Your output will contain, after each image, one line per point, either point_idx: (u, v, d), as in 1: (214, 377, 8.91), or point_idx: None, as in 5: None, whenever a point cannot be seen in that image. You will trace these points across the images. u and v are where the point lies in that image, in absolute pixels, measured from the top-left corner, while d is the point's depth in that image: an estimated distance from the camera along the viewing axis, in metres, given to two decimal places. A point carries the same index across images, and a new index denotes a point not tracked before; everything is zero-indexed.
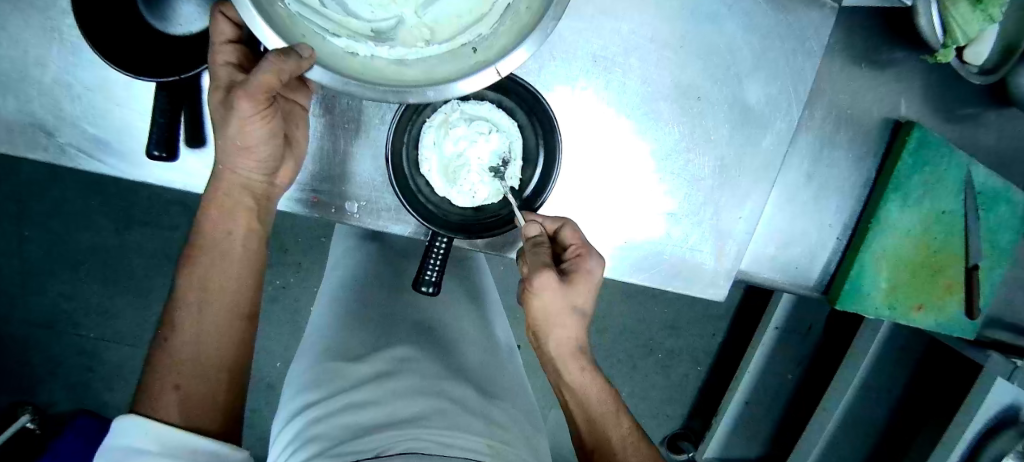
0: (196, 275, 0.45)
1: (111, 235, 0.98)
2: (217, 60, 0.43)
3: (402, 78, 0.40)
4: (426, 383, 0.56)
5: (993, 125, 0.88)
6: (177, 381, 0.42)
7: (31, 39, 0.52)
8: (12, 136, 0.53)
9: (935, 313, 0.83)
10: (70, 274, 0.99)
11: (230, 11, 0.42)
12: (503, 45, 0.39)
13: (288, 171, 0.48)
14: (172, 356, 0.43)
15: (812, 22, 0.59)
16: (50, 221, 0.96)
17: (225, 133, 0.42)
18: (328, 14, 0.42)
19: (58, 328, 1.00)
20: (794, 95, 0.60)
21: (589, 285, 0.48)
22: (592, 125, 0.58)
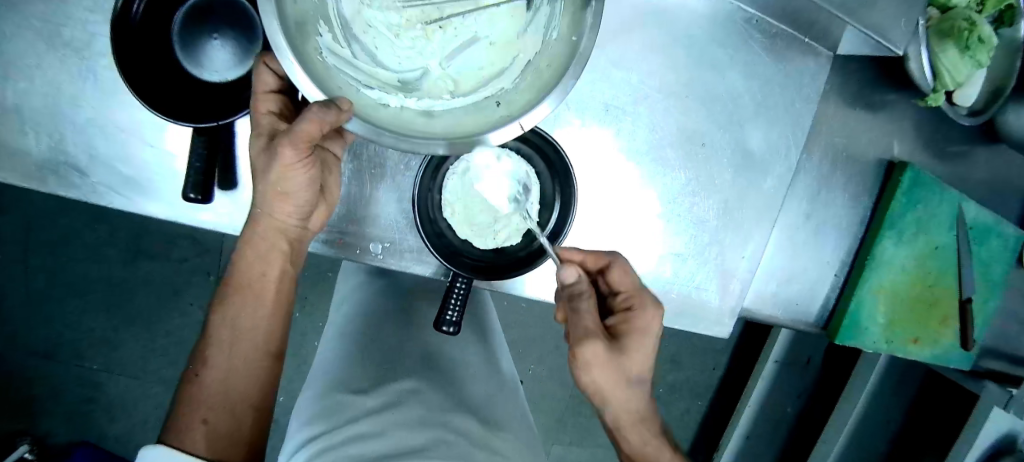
0: (226, 314, 0.47)
1: (119, 267, 0.99)
2: (261, 109, 0.45)
3: (431, 130, 0.42)
4: (431, 414, 0.57)
5: (982, 161, 0.92)
6: (205, 416, 0.44)
7: (69, 82, 0.55)
8: (46, 175, 0.55)
9: (931, 346, 0.86)
10: (76, 302, 0.99)
11: (274, 63, 0.45)
12: (524, 102, 0.42)
13: (322, 214, 0.50)
14: (203, 391, 0.45)
15: (808, 70, 0.63)
16: (60, 250, 0.98)
17: (266, 178, 0.44)
18: (360, 65, 0.46)
19: (62, 357, 1.00)
20: (792, 139, 0.63)
21: (647, 342, 0.47)
22: (602, 169, 0.61)
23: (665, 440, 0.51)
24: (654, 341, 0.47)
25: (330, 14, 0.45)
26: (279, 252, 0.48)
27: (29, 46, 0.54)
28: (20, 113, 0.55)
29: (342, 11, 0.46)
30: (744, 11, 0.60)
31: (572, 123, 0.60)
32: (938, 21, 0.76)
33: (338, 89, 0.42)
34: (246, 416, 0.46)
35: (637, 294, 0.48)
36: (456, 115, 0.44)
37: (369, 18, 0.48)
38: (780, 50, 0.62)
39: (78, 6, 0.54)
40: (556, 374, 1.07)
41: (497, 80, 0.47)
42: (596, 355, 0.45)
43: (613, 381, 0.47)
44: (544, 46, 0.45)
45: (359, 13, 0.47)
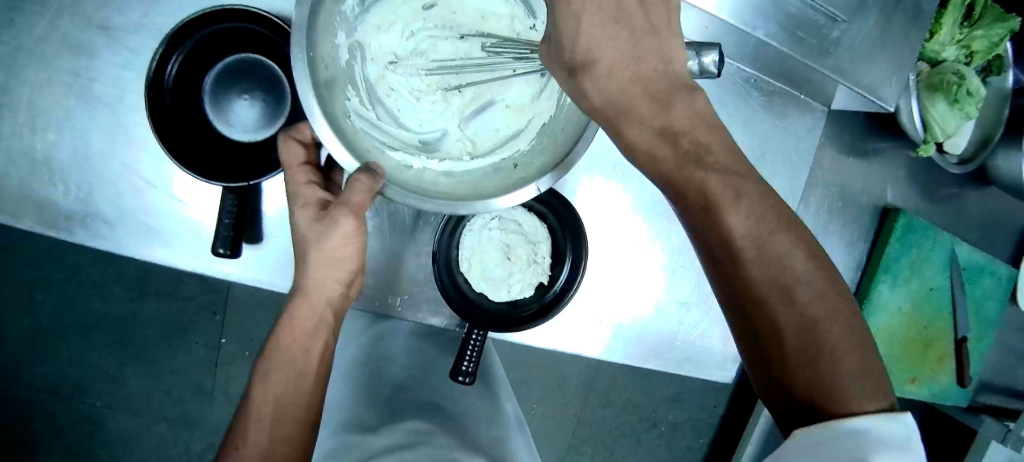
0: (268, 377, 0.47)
1: (125, 305, 1.00)
2: (299, 181, 0.48)
3: (454, 191, 0.45)
4: (440, 452, 0.56)
5: (973, 202, 0.95)
6: None
7: (98, 137, 0.57)
8: (73, 226, 0.57)
9: (928, 385, 0.90)
10: (80, 340, 0.99)
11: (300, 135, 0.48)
12: (543, 163, 0.45)
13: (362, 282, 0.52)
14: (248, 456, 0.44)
15: (804, 124, 0.66)
16: (67, 287, 0.98)
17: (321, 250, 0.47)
18: (384, 127, 0.49)
19: (64, 394, 1.00)
20: (789, 192, 0.67)
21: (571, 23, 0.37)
22: (610, 222, 0.63)
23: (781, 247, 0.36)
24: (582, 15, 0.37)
25: (357, 80, 0.48)
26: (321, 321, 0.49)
27: (61, 102, 0.56)
28: (49, 165, 0.57)
29: (366, 75, 0.49)
30: (743, 71, 0.64)
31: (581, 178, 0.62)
32: (928, 75, 0.80)
33: (367, 152, 0.45)
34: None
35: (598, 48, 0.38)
36: (475, 176, 0.48)
37: (393, 82, 0.51)
38: (777, 106, 0.65)
39: (110, 64, 0.57)
40: (557, 412, 1.08)
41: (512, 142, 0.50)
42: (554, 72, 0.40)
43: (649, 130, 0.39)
44: (558, 111, 0.49)
45: (383, 77, 0.51)
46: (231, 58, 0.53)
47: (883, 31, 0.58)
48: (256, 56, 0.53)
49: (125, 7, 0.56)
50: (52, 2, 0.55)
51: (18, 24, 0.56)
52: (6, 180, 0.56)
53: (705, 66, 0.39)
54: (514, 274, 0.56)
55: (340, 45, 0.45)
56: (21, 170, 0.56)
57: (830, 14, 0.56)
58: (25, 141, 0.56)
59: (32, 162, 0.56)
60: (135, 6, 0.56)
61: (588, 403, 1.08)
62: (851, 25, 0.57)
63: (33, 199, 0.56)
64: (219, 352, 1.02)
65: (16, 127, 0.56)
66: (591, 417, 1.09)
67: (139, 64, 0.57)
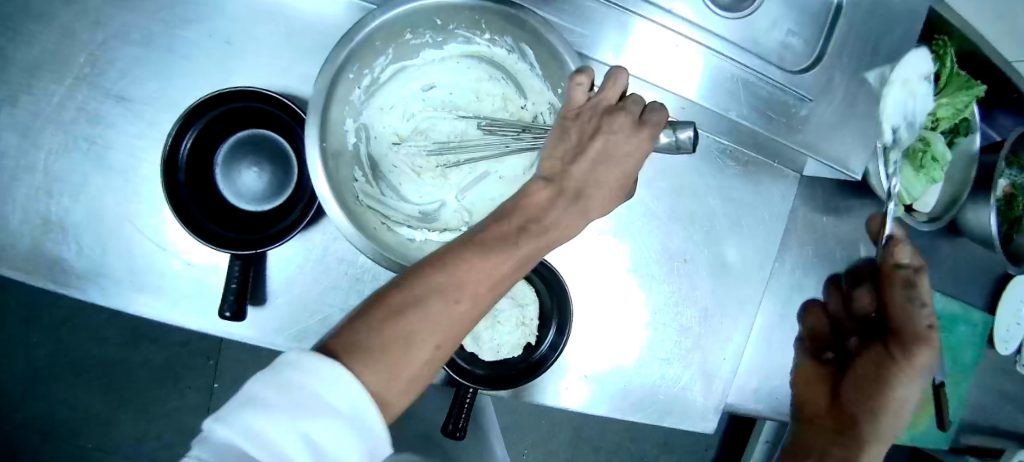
0: (453, 274, 0.38)
1: (121, 347, 1.03)
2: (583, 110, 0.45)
3: None
4: None
5: (946, 251, 1.00)
6: (435, 341, 0.37)
7: (109, 200, 0.61)
8: (85, 282, 0.61)
9: (907, 431, 0.96)
10: (72, 383, 1.01)
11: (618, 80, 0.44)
12: None
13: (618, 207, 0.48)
14: (393, 348, 0.35)
15: (778, 190, 0.70)
16: (65, 329, 1.01)
17: (613, 164, 0.42)
18: (387, 200, 0.54)
19: (55, 436, 1.01)
20: (764, 251, 0.71)
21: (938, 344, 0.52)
22: (597, 282, 0.67)
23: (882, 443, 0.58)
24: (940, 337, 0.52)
25: (363, 159, 0.53)
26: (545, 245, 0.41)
27: (75, 166, 0.61)
28: (63, 227, 0.61)
29: (371, 153, 0.54)
30: (719, 143, 0.68)
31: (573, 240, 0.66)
32: None
33: (375, 229, 0.48)
34: (400, 400, 0.35)
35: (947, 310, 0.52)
36: None
37: (395, 161, 0.56)
38: (752, 175, 0.70)
39: (123, 131, 0.61)
40: (549, 455, 1.10)
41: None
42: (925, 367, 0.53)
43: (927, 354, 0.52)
44: None
45: (386, 155, 0.55)
46: (244, 133, 0.59)
47: (847, 107, 0.62)
48: (267, 132, 0.59)
49: (140, 79, 0.61)
50: (71, 73, 0.60)
51: (37, 93, 0.60)
52: (22, 239, 0.60)
53: (682, 142, 0.42)
54: (506, 336, 0.60)
55: (349, 129, 0.51)
56: (38, 231, 0.60)
57: (797, 94, 0.61)
58: (40, 204, 0.60)
59: (48, 223, 0.60)
60: (148, 78, 0.61)
61: (579, 446, 1.11)
62: (817, 104, 0.61)
63: (50, 257, 0.61)
64: (211, 396, 1.04)
65: (33, 190, 0.60)
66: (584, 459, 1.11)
67: (150, 132, 0.62)
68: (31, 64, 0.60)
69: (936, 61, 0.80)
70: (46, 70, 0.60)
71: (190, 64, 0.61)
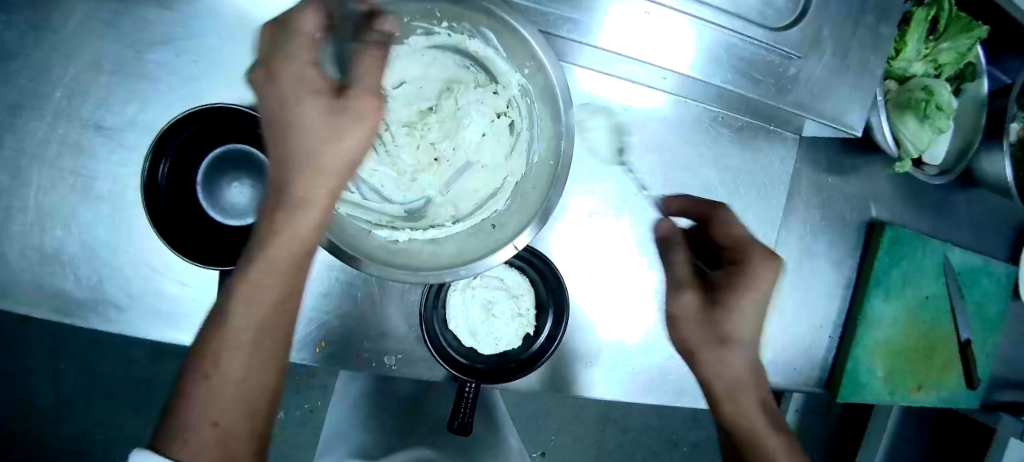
0: (219, 359, 0.41)
1: (146, 366, 1.03)
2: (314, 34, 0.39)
3: (438, 260, 0.47)
4: None
5: (963, 202, 0.96)
6: (216, 417, 0.41)
7: (101, 228, 0.61)
8: (86, 311, 0.61)
9: (936, 391, 0.90)
10: (104, 402, 1.02)
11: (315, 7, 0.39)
12: (517, 223, 0.48)
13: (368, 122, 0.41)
14: (197, 442, 0.40)
15: (777, 154, 0.69)
16: (89, 354, 1.01)
17: (337, 147, 0.40)
18: (368, 205, 0.52)
19: (93, 454, 1.02)
20: (767, 221, 0.69)
21: (752, 295, 0.50)
22: (597, 267, 0.66)
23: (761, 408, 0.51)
24: (766, 288, 0.50)
25: None
26: (288, 292, 0.44)
27: (64, 198, 0.61)
28: (59, 259, 0.60)
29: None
30: (710, 110, 0.67)
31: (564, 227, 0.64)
32: (898, 91, 0.81)
33: (353, 235, 0.47)
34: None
35: (748, 245, 0.51)
36: (459, 240, 0.50)
37: (373, 165, 0.54)
38: (748, 139, 0.68)
39: (108, 161, 0.61)
40: (576, 443, 1.09)
41: (491, 201, 0.53)
42: (686, 308, 0.51)
43: (694, 303, 0.51)
44: (528, 170, 0.51)
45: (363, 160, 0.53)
46: (222, 149, 0.58)
47: (842, 61, 0.59)
48: (243, 146, 0.59)
49: (120, 105, 0.61)
50: (50, 107, 0.60)
51: (19, 129, 0.60)
52: (19, 276, 0.60)
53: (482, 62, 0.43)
54: (504, 330, 0.58)
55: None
56: (34, 265, 0.60)
57: (785, 53, 0.58)
58: (34, 238, 0.60)
59: (42, 256, 0.60)
60: (128, 104, 0.61)
61: (606, 430, 1.10)
62: (807, 61, 0.59)
63: (47, 290, 0.60)
64: None
65: (26, 225, 0.60)
66: (610, 443, 1.10)
67: (135, 158, 0.61)
68: (10, 102, 0.60)
69: (933, 4, 0.76)
70: (25, 107, 0.60)
71: (167, 85, 0.61)
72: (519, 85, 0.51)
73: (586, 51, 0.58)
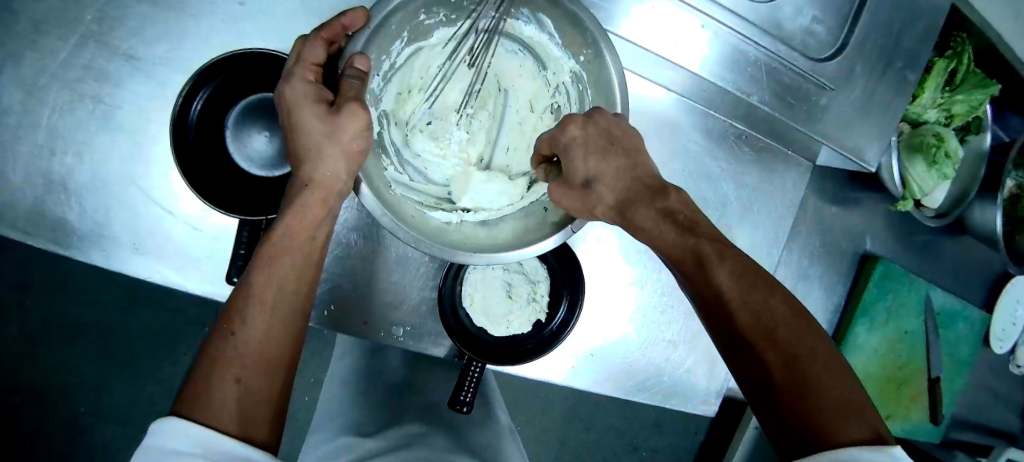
0: (245, 318, 0.42)
1: (116, 312, 0.97)
2: (305, 74, 0.46)
3: (496, 240, 0.50)
4: (435, 455, 0.58)
5: (949, 247, 1.00)
6: (238, 376, 0.40)
7: (114, 162, 0.61)
8: (86, 245, 0.60)
9: (902, 422, 0.95)
10: (67, 345, 0.96)
11: (310, 39, 0.46)
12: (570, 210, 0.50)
13: (360, 128, 0.45)
14: (220, 398, 0.38)
15: (790, 177, 0.72)
16: (56, 294, 0.96)
17: (334, 142, 0.45)
18: (416, 186, 0.54)
19: (50, 397, 0.96)
20: (772, 240, 0.72)
21: (592, 148, 0.47)
22: (607, 264, 0.68)
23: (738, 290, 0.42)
24: (591, 140, 0.47)
25: (387, 147, 0.53)
26: (305, 261, 0.47)
27: (80, 125, 0.60)
28: (66, 187, 0.60)
29: (395, 141, 0.54)
30: (733, 128, 0.69)
31: (589, 229, 0.66)
32: (910, 135, 0.84)
33: (411, 215, 0.48)
34: (260, 432, 0.39)
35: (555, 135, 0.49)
36: (509, 224, 0.52)
37: (418, 148, 0.56)
38: (767, 160, 0.70)
39: (134, 93, 0.61)
40: (541, 434, 1.11)
41: (539, 185, 0.54)
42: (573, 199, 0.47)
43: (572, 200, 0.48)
44: None
45: (408, 142, 0.55)
46: (256, 97, 0.58)
47: (867, 97, 0.61)
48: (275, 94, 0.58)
49: (150, 38, 0.60)
50: (78, 29, 0.59)
51: (40, 48, 0.59)
52: (21, 198, 0.59)
53: None
54: (518, 313, 0.60)
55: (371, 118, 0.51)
56: (37, 190, 0.59)
57: (819, 81, 0.60)
58: (43, 163, 0.59)
59: (48, 182, 0.59)
60: (160, 38, 0.60)
61: (572, 425, 1.12)
62: (839, 92, 0.61)
63: (48, 217, 0.59)
64: None
65: (35, 148, 0.59)
66: (575, 438, 1.12)
67: (160, 95, 0.61)
68: (35, 19, 0.58)
69: (954, 58, 0.79)
70: (51, 25, 0.59)
71: (203, 25, 0.61)
72: (572, 73, 0.52)
73: (615, 41, 0.60)
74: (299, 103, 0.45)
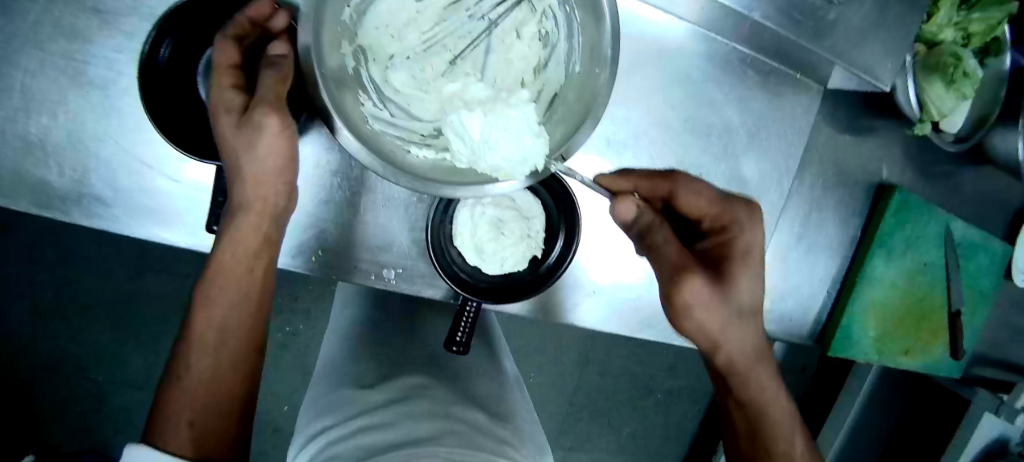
0: (189, 365, 0.47)
1: (124, 281, 0.99)
2: (222, 83, 0.47)
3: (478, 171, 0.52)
4: (438, 406, 0.58)
5: (969, 178, 0.96)
6: (190, 417, 0.45)
7: (90, 119, 0.60)
8: (67, 205, 0.61)
9: (920, 357, 0.92)
10: (79, 316, 0.99)
11: (225, 42, 0.48)
12: (559, 135, 0.51)
13: (279, 143, 0.46)
14: (176, 434, 0.44)
15: (802, 103, 0.68)
16: (60, 266, 0.97)
17: (250, 152, 0.45)
18: (401, 123, 0.53)
19: (64, 370, 0.99)
20: (783, 168, 0.69)
21: (747, 260, 0.49)
22: (605, 200, 0.66)
23: (785, 407, 0.56)
24: (754, 258, 0.50)
25: (367, 85, 0.52)
26: (246, 295, 0.50)
27: (53, 84, 0.59)
28: (43, 149, 0.59)
29: (374, 79, 0.53)
30: (739, 51, 0.66)
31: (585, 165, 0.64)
32: (926, 55, 0.81)
33: (390, 150, 0.50)
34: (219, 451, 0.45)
35: (726, 207, 0.50)
36: None
37: (398, 84, 0.54)
38: (774, 86, 0.67)
39: (105, 48, 0.60)
40: (554, 382, 1.11)
41: None
42: (699, 294, 0.46)
43: (709, 288, 0.46)
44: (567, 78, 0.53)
45: (387, 79, 0.53)
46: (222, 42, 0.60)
47: (880, 15, 0.58)
48: None
49: None
50: None
51: (7, 6, 0.57)
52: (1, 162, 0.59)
53: None
54: (513, 251, 0.58)
55: (347, 56, 0.50)
56: (16, 153, 0.59)
57: None
58: (18, 125, 0.59)
59: (26, 146, 0.59)
60: None
61: (585, 371, 1.12)
62: (848, 7, 0.56)
63: (29, 179, 0.59)
64: None
65: (8, 110, 0.58)
66: (588, 384, 1.13)
67: (132, 47, 0.60)
68: None
69: None
70: None
71: None
72: None
73: None
74: (218, 111, 0.46)
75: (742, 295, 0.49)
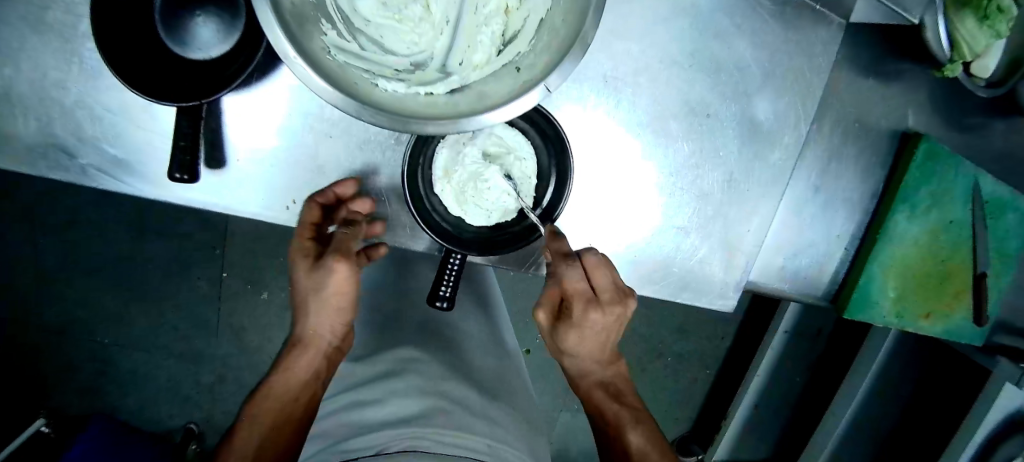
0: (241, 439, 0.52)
1: (124, 245, 1.06)
2: (302, 235, 0.57)
3: (457, 107, 0.44)
4: (429, 383, 0.57)
5: (1000, 130, 0.87)
6: None
7: (51, 63, 0.56)
8: (33, 158, 0.57)
9: (943, 322, 0.86)
10: (83, 280, 1.07)
11: (314, 202, 0.57)
12: (545, 63, 0.42)
13: (342, 280, 0.55)
14: None
15: (821, 38, 0.61)
16: (65, 232, 1.05)
17: (323, 295, 0.56)
18: (369, 57, 0.47)
19: (72, 334, 1.08)
20: (801, 110, 0.62)
21: (578, 333, 0.53)
22: (603, 145, 0.60)
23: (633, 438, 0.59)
24: (587, 332, 0.53)
25: (330, 11, 0.45)
26: (303, 385, 0.56)
27: (11, 29, 0.55)
28: (8, 99, 0.56)
29: (340, 6, 0.46)
30: None
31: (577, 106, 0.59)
32: None
33: (355, 84, 0.42)
34: None
35: (574, 294, 0.52)
36: (478, 89, 0.45)
37: (367, 13, 0.48)
38: (791, 17, 0.60)
39: None
40: None
41: (511, 47, 0.47)
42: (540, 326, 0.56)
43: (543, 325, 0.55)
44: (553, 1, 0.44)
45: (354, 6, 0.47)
46: None
47: None
48: None
49: None
50: None
51: None
52: None
53: None
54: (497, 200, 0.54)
55: None
56: None
57: None
58: None
59: None
60: None
61: None
62: None
63: None
64: (221, 287, 1.08)
65: None
66: None
67: None
68: None
69: None
70: None
71: None
72: None
73: None
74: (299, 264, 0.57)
75: (567, 345, 0.55)
